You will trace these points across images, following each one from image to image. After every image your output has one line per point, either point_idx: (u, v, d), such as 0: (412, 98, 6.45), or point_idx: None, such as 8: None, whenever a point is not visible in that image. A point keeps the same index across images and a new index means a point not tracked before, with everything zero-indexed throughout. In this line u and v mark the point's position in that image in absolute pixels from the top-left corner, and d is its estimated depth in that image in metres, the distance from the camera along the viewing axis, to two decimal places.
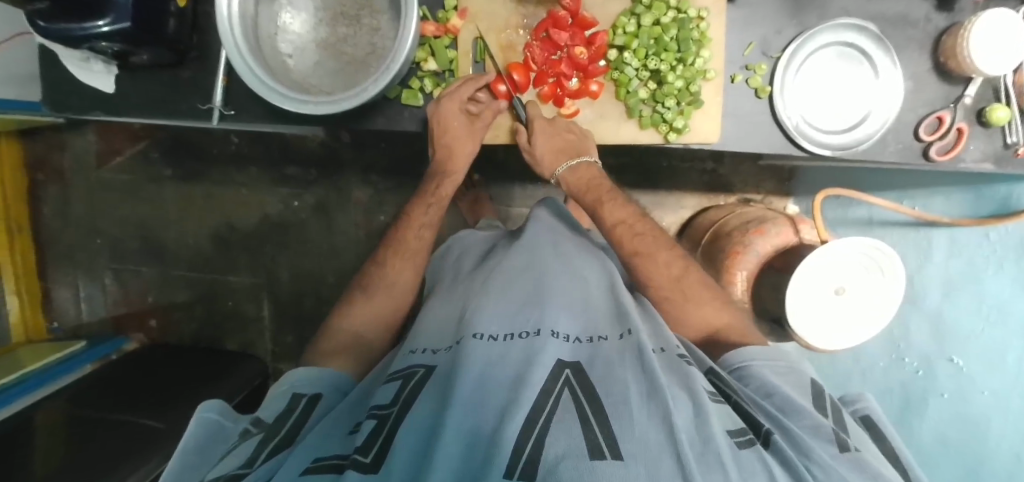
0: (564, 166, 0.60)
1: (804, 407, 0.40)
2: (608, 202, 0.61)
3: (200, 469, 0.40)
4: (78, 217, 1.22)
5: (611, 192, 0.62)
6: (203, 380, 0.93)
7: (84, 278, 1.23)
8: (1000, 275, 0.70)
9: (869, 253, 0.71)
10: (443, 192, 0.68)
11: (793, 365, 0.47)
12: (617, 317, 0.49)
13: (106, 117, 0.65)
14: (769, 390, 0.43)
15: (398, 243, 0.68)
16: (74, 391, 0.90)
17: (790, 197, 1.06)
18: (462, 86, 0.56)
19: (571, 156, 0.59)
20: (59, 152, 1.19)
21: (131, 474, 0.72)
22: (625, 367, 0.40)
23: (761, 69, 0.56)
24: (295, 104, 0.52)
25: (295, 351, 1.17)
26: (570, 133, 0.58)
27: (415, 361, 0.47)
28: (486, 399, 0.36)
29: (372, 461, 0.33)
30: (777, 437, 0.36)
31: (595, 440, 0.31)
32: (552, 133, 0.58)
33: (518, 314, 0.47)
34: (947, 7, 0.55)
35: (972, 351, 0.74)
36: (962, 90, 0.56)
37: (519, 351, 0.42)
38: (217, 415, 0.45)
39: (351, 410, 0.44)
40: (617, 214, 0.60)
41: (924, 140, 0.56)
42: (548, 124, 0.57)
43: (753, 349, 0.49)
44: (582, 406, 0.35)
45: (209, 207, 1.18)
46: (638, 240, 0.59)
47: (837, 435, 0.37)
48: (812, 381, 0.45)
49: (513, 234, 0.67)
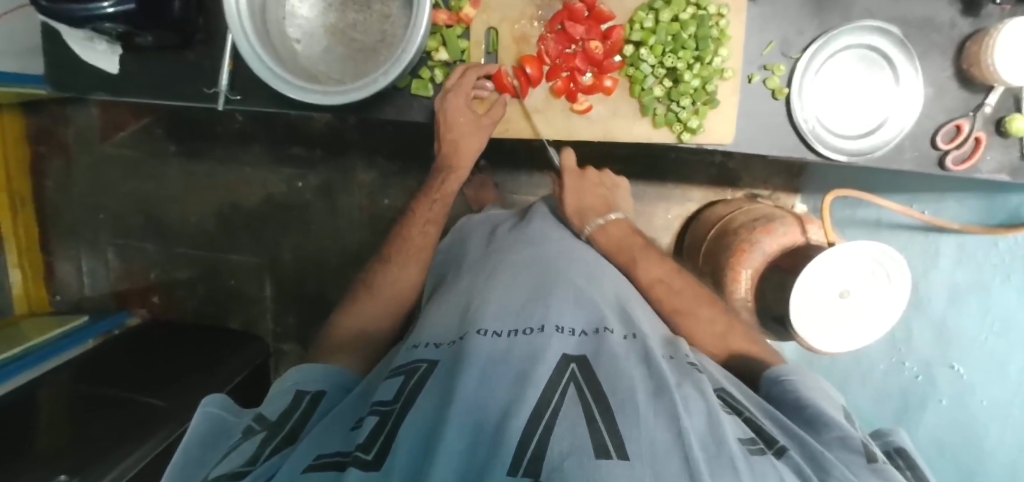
0: (594, 223, 0.66)
1: (832, 419, 0.41)
2: (642, 260, 0.63)
3: (203, 466, 0.40)
4: (81, 191, 1.21)
5: (645, 251, 0.64)
6: (206, 359, 0.94)
7: (87, 253, 1.23)
8: (1006, 287, 0.70)
9: (878, 259, 0.71)
10: (447, 188, 0.67)
11: (823, 386, 0.48)
12: (622, 317, 0.49)
13: (109, 97, 0.64)
14: (801, 404, 0.44)
15: (401, 235, 0.68)
16: (78, 367, 0.91)
17: (798, 195, 1.06)
18: (465, 76, 0.56)
19: (601, 212, 0.67)
20: (61, 125, 1.18)
21: (139, 447, 0.73)
22: (631, 366, 0.40)
23: (779, 70, 0.54)
24: (301, 92, 0.51)
25: (297, 331, 1.18)
26: (599, 189, 0.69)
27: (418, 355, 0.47)
28: (490, 393, 0.36)
29: (374, 458, 0.34)
30: (792, 451, 0.36)
31: (601, 439, 0.31)
32: (583, 187, 0.68)
33: (523, 309, 0.47)
34: (972, 12, 0.54)
35: (971, 356, 0.75)
36: (982, 98, 0.55)
37: (522, 347, 0.42)
38: (219, 409, 0.46)
39: (354, 406, 0.45)
40: (653, 271, 0.62)
41: (941, 148, 0.56)
42: (580, 179, 0.68)
43: (783, 369, 0.50)
44: (587, 402, 0.35)
45: (212, 185, 1.18)
46: (676, 297, 0.60)
47: (865, 446, 0.38)
48: (843, 406, 0.46)
49: (519, 223, 0.67)
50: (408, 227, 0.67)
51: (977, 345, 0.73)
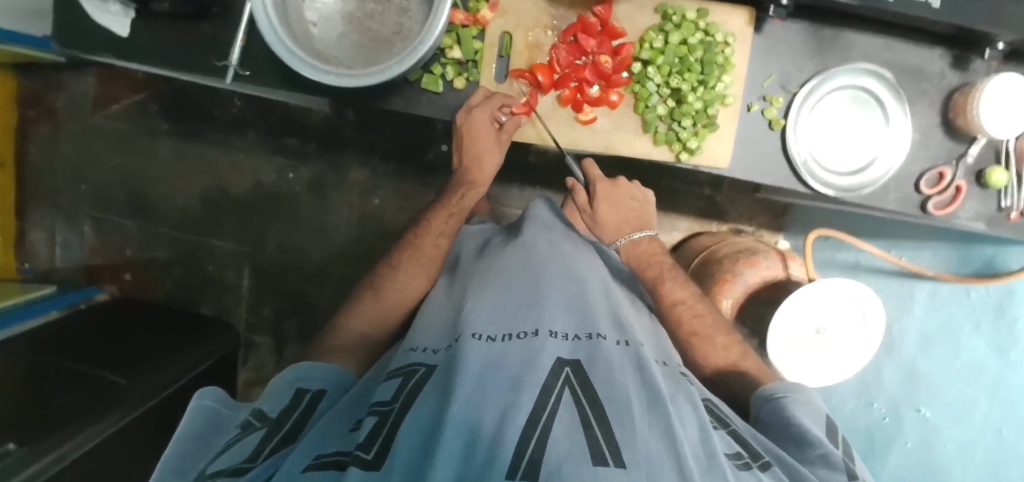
0: (626, 237, 0.67)
1: (815, 435, 0.42)
2: (669, 280, 0.63)
3: (199, 461, 0.40)
4: (64, 159, 1.17)
5: (671, 271, 0.64)
6: (177, 344, 0.91)
7: (63, 223, 1.18)
8: (976, 338, 0.74)
9: (858, 299, 0.73)
10: (463, 204, 0.68)
11: (810, 396, 0.49)
12: (615, 323, 0.48)
13: (116, 60, 0.63)
14: (787, 422, 0.44)
15: (409, 246, 0.66)
16: (37, 337, 0.87)
17: (780, 233, 1.09)
18: (488, 99, 0.56)
19: (634, 227, 0.67)
20: (54, 91, 1.14)
21: (97, 421, 0.68)
22: (625, 374, 0.39)
23: (778, 101, 0.57)
24: (314, 72, 0.51)
25: (271, 323, 1.16)
26: (631, 202, 0.68)
27: (415, 359, 0.45)
28: (487, 396, 0.35)
29: (374, 458, 0.33)
30: (776, 467, 0.38)
31: (597, 445, 0.31)
32: (614, 199, 0.67)
33: (517, 314, 0.46)
34: (961, 66, 0.57)
35: (936, 400, 0.78)
36: (965, 148, 0.58)
37: (516, 353, 0.40)
38: (214, 403, 0.46)
39: (352, 408, 0.43)
40: (677, 292, 0.62)
41: (924, 193, 0.58)
42: (612, 188, 0.67)
43: (773, 384, 0.51)
44: (583, 408, 0.34)
45: (202, 167, 1.15)
46: (697, 321, 0.61)
47: (846, 465, 0.40)
48: (824, 413, 0.48)
49: (511, 231, 0.67)
50: (423, 235, 0.67)
51: (943, 390, 0.77)
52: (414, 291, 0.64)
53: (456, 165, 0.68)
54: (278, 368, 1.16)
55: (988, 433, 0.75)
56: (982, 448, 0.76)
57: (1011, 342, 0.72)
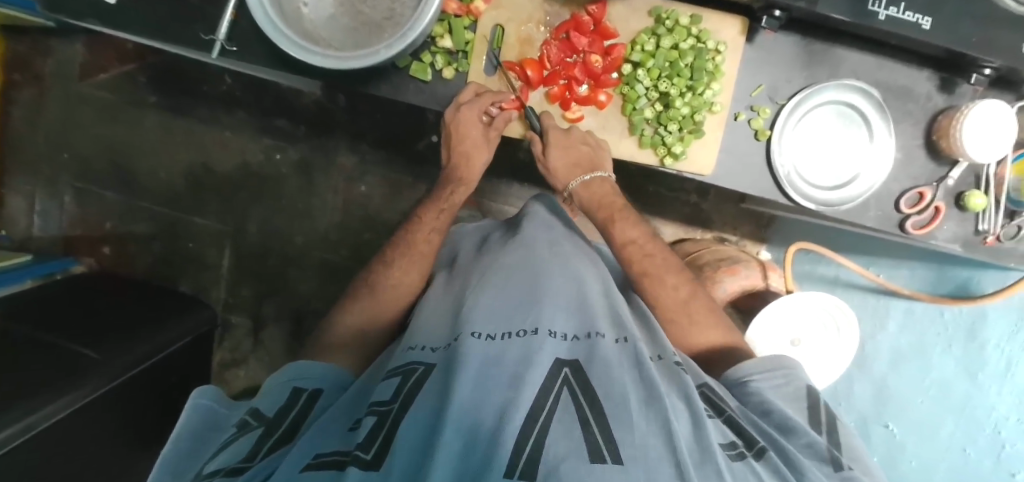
0: (577, 181, 0.61)
1: (797, 424, 0.42)
2: (619, 220, 0.61)
3: (196, 460, 0.41)
4: (47, 127, 1.15)
5: (623, 212, 0.62)
6: (152, 319, 0.90)
7: (43, 191, 1.16)
8: (948, 355, 0.73)
9: (832, 312, 0.75)
10: (455, 199, 0.67)
11: (790, 373, 0.49)
12: (614, 320, 0.48)
13: (100, 26, 0.61)
14: (766, 408, 0.45)
15: (401, 243, 0.65)
16: (9, 303, 0.85)
17: (763, 244, 1.10)
18: (479, 96, 0.56)
19: (586, 171, 0.59)
20: (40, 56, 1.12)
21: (69, 392, 0.68)
22: (623, 371, 0.39)
23: (765, 112, 0.57)
24: (300, 51, 0.50)
25: (250, 304, 1.15)
26: (586, 145, 0.58)
27: (414, 357, 0.45)
28: (486, 395, 0.35)
29: (373, 458, 0.32)
30: (771, 453, 0.37)
31: (595, 443, 0.31)
32: (567, 142, 0.57)
33: (515, 313, 0.45)
34: (948, 89, 0.58)
35: (904, 416, 0.79)
36: (946, 171, 0.59)
37: (516, 350, 0.40)
38: (210, 401, 0.47)
39: (351, 408, 0.43)
40: (628, 233, 0.61)
41: (903, 212, 0.59)
42: (564, 132, 0.57)
43: (755, 361, 0.50)
44: (581, 406, 0.35)
45: (189, 143, 1.14)
46: (647, 261, 0.60)
47: (830, 453, 0.40)
48: (806, 391, 0.48)
49: (509, 227, 0.67)
50: (416, 232, 0.65)
51: (910, 406, 0.78)
52: (391, 279, 0.63)
53: (445, 161, 0.67)
54: (254, 350, 1.15)
55: (952, 451, 0.74)
56: (944, 469, 0.75)
57: (979, 363, 0.70)
